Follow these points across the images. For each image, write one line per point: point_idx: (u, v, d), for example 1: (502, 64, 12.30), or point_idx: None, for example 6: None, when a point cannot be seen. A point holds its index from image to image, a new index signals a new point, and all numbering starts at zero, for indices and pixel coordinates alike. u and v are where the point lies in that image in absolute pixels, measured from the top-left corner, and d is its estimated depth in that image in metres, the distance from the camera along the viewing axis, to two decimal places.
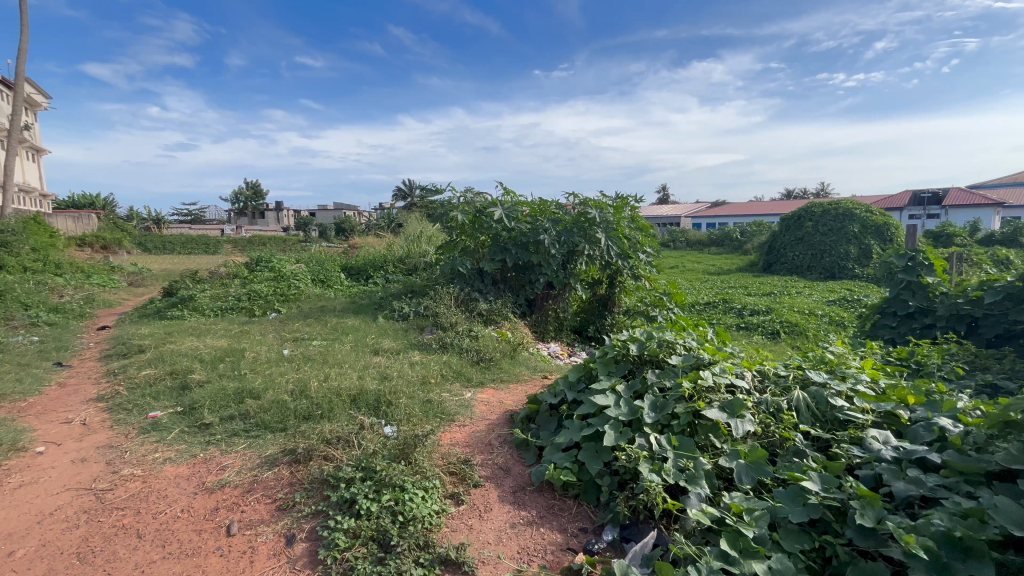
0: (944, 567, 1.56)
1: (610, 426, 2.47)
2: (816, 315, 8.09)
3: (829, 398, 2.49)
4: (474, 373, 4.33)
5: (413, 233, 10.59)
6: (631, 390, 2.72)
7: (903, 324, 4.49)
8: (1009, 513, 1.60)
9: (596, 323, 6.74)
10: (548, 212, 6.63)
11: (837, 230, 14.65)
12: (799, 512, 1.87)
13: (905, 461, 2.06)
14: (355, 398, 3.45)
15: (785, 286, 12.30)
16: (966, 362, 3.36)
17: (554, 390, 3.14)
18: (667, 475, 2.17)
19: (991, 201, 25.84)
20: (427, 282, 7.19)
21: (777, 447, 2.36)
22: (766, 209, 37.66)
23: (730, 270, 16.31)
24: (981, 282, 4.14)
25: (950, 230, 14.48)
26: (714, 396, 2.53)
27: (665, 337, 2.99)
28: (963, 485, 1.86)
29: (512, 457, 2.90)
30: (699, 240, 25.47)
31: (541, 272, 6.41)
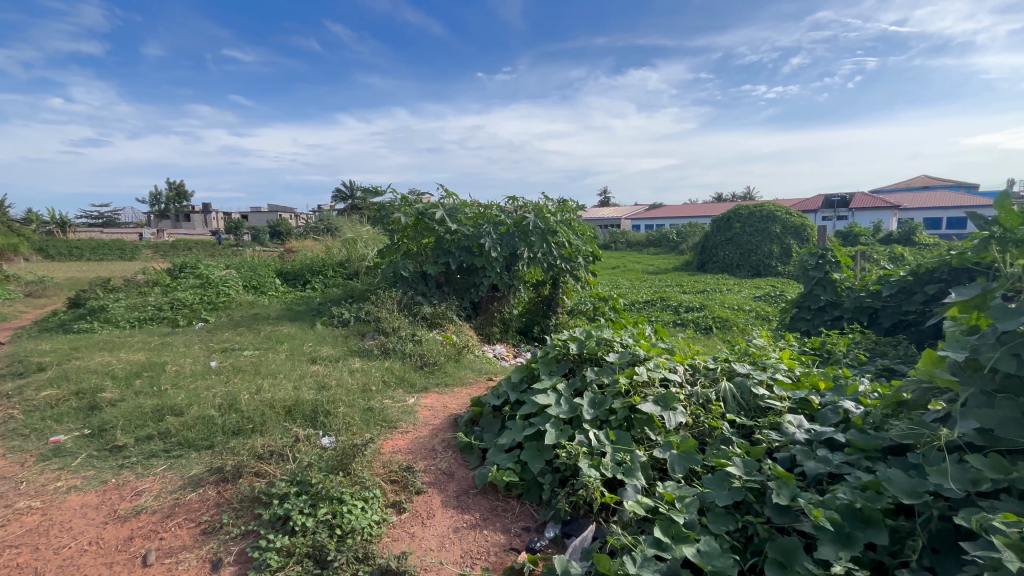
0: (848, 537, 1.71)
1: (551, 425, 2.52)
2: (744, 311, 8.66)
3: (751, 387, 2.68)
4: (418, 378, 4.27)
5: (353, 237, 10.27)
6: (571, 388, 2.80)
7: (817, 316, 4.91)
8: (900, 483, 1.77)
9: (540, 324, 6.86)
10: (492, 215, 6.66)
11: (761, 230, 15.79)
12: (725, 496, 1.99)
13: (816, 442, 2.25)
14: (290, 409, 3.29)
15: (716, 284, 13.06)
16: (868, 349, 3.74)
17: (497, 391, 3.16)
18: (605, 469, 2.25)
19: (890, 204, 28.79)
20: (369, 286, 6.99)
21: (706, 436, 2.50)
22: (698, 211, 39.91)
23: (667, 270, 17.13)
24: (880, 277, 4.65)
25: (857, 230, 15.97)
26: (649, 390, 2.65)
27: (603, 335, 3.10)
28: (863, 460, 2.05)
29: (455, 461, 2.88)
30: (639, 242, 26.50)
31: (485, 275, 6.43)
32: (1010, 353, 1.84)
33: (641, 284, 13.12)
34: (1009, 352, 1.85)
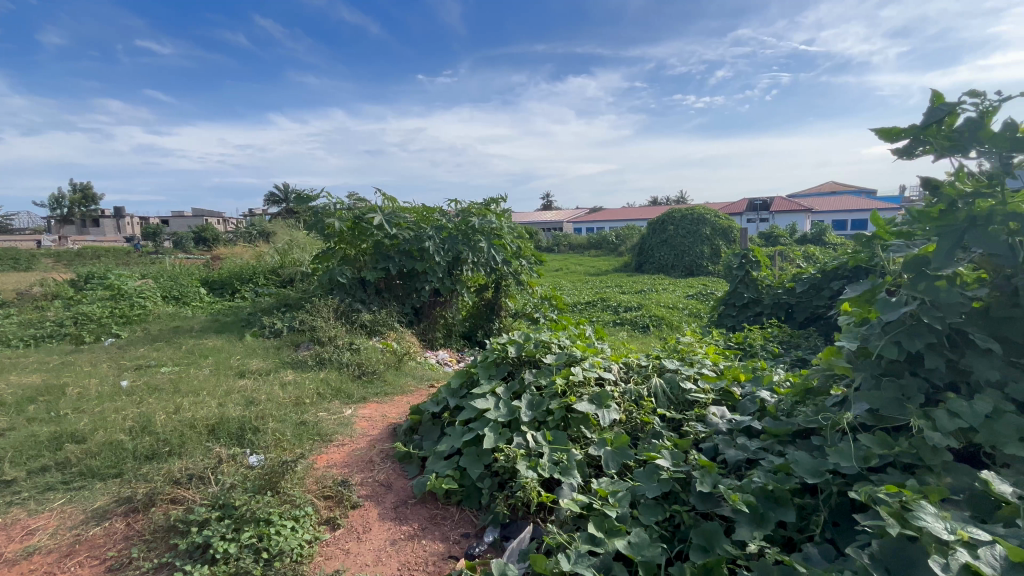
0: (762, 517, 1.84)
1: (489, 429, 2.53)
2: (678, 309, 9.13)
3: (679, 382, 2.82)
4: (356, 389, 4.13)
5: (287, 242, 9.79)
6: (510, 391, 2.82)
7: (741, 312, 5.27)
8: (805, 464, 1.93)
9: (484, 328, 6.87)
10: (432, 219, 6.58)
11: (693, 232, 16.72)
12: (654, 488, 2.08)
13: (736, 431, 2.41)
14: (213, 428, 3.08)
15: (653, 284, 13.64)
16: (784, 342, 4.06)
17: (437, 398, 3.12)
18: (542, 470, 2.28)
19: (804, 207, 31.44)
20: (303, 294, 6.68)
21: (638, 431, 2.61)
22: (635, 215, 41.61)
23: (607, 271, 17.70)
24: (793, 275, 5.06)
25: (776, 231, 17.28)
26: (584, 389, 2.73)
27: (540, 337, 3.15)
28: (776, 445, 2.22)
29: (394, 472, 2.81)
30: (580, 244, 27.18)
31: (426, 280, 6.34)
32: (892, 341, 2.06)
33: (583, 285, 13.47)
34: (891, 340, 2.07)
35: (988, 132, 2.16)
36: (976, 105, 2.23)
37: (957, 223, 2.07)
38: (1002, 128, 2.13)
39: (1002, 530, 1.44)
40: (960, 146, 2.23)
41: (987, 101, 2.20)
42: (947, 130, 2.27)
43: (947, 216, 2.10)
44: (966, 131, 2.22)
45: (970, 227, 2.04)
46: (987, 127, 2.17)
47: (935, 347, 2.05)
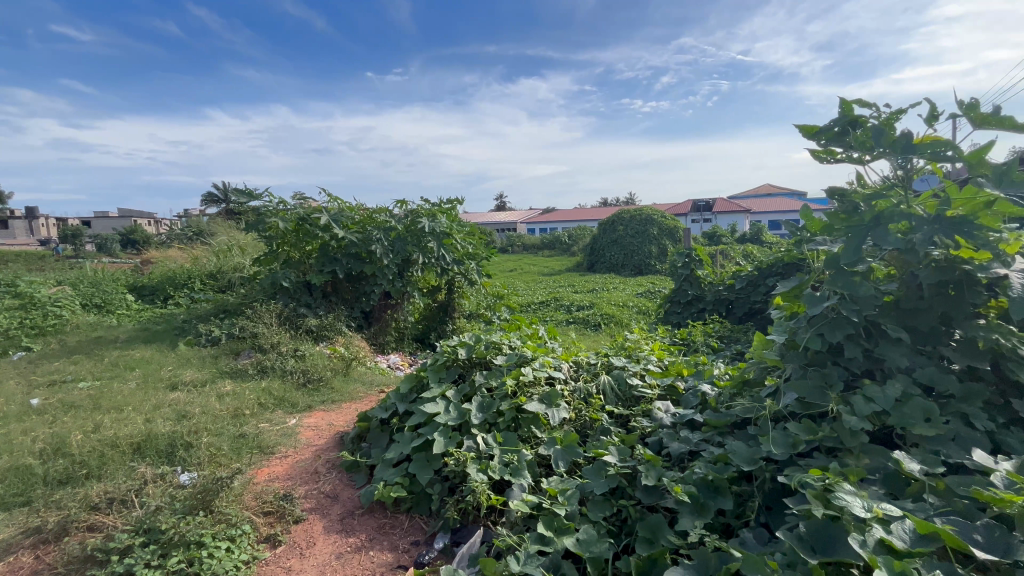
0: (702, 507, 1.91)
1: (439, 434, 2.49)
2: (628, 307, 9.40)
3: (626, 379, 2.90)
4: (300, 397, 3.97)
5: (225, 245, 9.26)
6: (460, 393, 2.79)
7: (686, 309, 5.49)
8: (741, 453, 2.02)
9: (437, 330, 6.79)
10: (381, 220, 6.42)
11: (641, 233, 17.28)
12: (602, 484, 2.12)
13: (679, 424, 2.50)
14: (139, 446, 2.85)
15: (604, 283, 13.97)
16: (725, 337, 4.26)
17: (384, 404, 3.05)
18: (492, 472, 2.27)
19: (743, 209, 33.24)
20: (243, 299, 6.34)
21: (588, 429, 2.65)
22: (586, 216, 42.52)
23: (560, 271, 17.96)
24: (733, 273, 5.33)
25: (718, 231, 18.15)
26: (535, 389, 2.74)
27: (491, 338, 3.13)
28: (716, 436, 2.32)
29: (341, 483, 2.72)
30: (534, 244, 27.43)
31: (376, 282, 6.18)
32: (816, 333, 2.21)
33: (537, 285, 13.58)
34: (816, 332, 2.21)
35: (888, 138, 2.35)
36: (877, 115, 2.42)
37: (864, 223, 2.24)
38: (900, 136, 2.34)
39: (911, 505, 1.56)
40: (865, 149, 2.41)
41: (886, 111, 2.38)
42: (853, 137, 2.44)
43: (855, 216, 2.28)
44: (870, 138, 2.40)
45: (873, 226, 2.21)
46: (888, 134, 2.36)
47: (853, 338, 2.21)
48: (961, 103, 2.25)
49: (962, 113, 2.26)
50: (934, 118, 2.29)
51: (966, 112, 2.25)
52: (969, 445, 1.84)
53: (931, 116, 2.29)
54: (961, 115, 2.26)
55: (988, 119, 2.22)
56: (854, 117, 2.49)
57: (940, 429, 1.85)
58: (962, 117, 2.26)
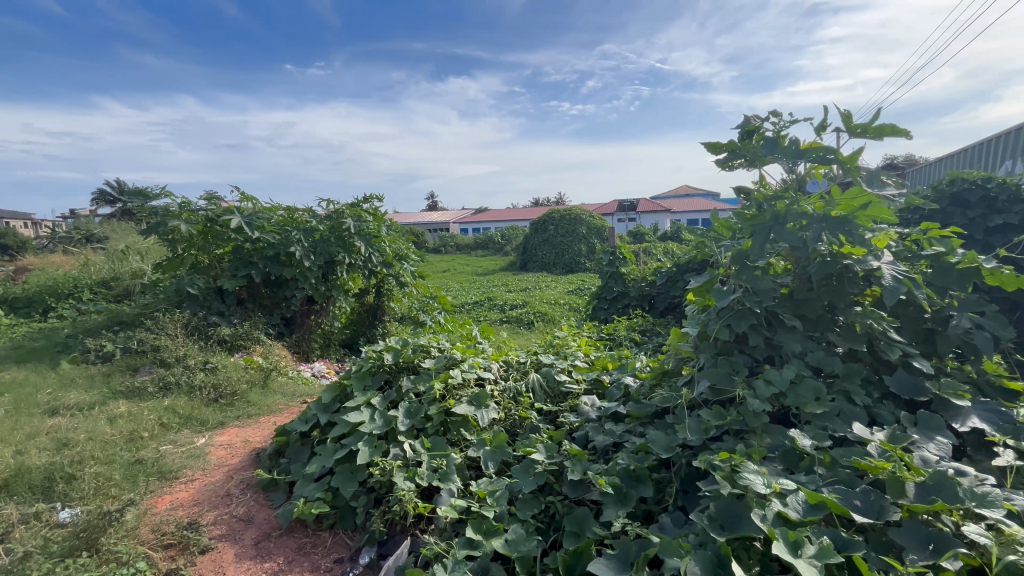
0: (625, 496, 1.98)
1: (363, 444, 2.39)
2: (560, 304, 9.61)
3: (555, 376, 2.95)
4: (211, 413, 3.65)
5: (121, 249, 8.31)
6: (386, 400, 2.70)
7: (612, 305, 5.72)
8: (660, 441, 2.12)
9: (366, 334, 6.56)
10: (301, 221, 6.06)
11: (571, 232, 17.77)
12: (530, 482, 2.14)
13: (604, 417, 2.58)
14: (8, 483, 2.48)
15: (537, 281, 14.18)
16: (647, 330, 4.49)
17: (305, 415, 2.87)
18: (420, 479, 2.21)
19: (664, 209, 35.23)
20: (142, 309, 5.71)
21: (518, 427, 2.67)
22: (518, 216, 43.03)
23: (494, 270, 18.02)
24: (654, 269, 5.63)
25: (642, 230, 19.08)
26: (463, 391, 2.71)
27: (419, 342, 3.05)
28: (638, 426, 2.42)
29: (256, 503, 2.52)
30: (467, 244, 27.30)
31: (297, 287, 5.84)
32: (725, 324, 2.38)
33: (470, 285, 13.50)
34: (724, 324, 2.38)
35: (783, 145, 2.59)
36: (773, 123, 2.65)
37: (766, 221, 2.44)
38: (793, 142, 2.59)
39: (804, 478, 1.71)
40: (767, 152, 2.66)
41: (782, 120, 2.61)
42: (758, 141, 2.68)
43: (759, 215, 2.47)
44: (769, 144, 2.64)
45: (774, 224, 2.42)
46: (782, 140, 2.60)
47: (756, 328, 2.39)
48: (842, 116, 2.52)
49: (843, 123, 2.54)
50: (821, 128, 2.55)
51: (847, 122, 2.52)
52: (851, 419, 2.06)
53: (819, 125, 2.55)
54: (842, 124, 2.53)
55: (866, 130, 2.51)
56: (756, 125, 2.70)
57: (827, 407, 2.05)
58: (846, 127, 2.53)
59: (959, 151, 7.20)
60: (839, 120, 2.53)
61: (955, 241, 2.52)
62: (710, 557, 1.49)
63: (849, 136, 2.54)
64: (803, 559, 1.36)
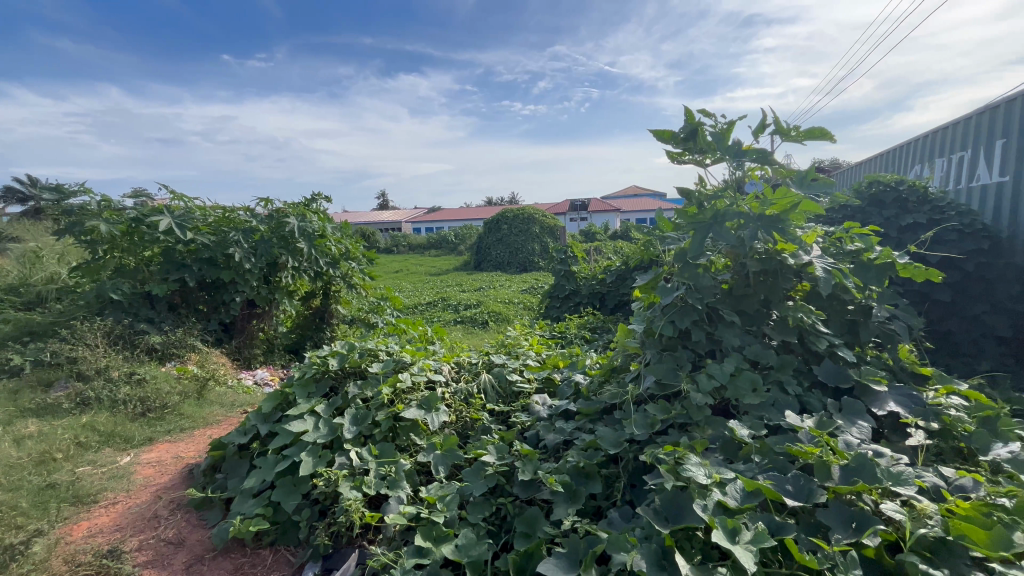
0: (574, 494, 2.00)
1: (307, 454, 2.28)
2: (513, 303, 9.63)
3: (507, 376, 2.94)
4: (137, 429, 3.37)
5: (31, 252, 7.54)
6: (331, 408, 2.59)
7: (564, 303, 5.79)
8: (608, 437, 2.15)
9: (313, 338, 6.30)
10: (239, 220, 5.74)
11: (524, 231, 17.87)
12: (480, 485, 2.11)
13: (555, 415, 2.60)
14: None
15: (491, 281, 14.15)
16: (598, 327, 4.57)
17: (243, 427, 2.71)
18: (367, 488, 2.14)
19: (614, 209, 36.15)
20: (56, 317, 5.20)
21: (469, 429, 2.64)
22: (471, 215, 42.82)
23: (448, 270, 17.84)
24: (604, 268, 5.75)
25: (594, 229, 19.48)
26: (413, 395, 2.64)
27: (367, 345, 2.95)
28: (588, 423, 2.45)
29: (187, 524, 2.35)
30: (419, 244, 26.88)
31: (236, 290, 5.53)
32: (669, 321, 2.46)
33: (423, 286, 13.28)
34: (668, 320, 2.46)
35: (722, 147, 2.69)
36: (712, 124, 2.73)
37: (706, 220, 2.53)
38: (732, 143, 2.69)
39: (742, 466, 1.79)
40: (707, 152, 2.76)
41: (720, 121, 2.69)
42: (698, 142, 2.76)
43: (699, 214, 2.55)
44: (710, 144, 2.73)
45: (712, 224, 2.51)
46: (723, 141, 2.69)
47: (698, 324, 2.48)
48: (775, 119, 2.65)
49: (775, 126, 2.67)
50: (755, 130, 2.68)
51: (779, 125, 2.65)
52: (784, 408, 2.18)
53: (755, 128, 2.66)
54: (775, 128, 2.66)
55: (794, 134, 2.65)
56: (696, 125, 2.76)
57: (763, 397, 2.16)
58: (777, 130, 2.66)
59: (876, 155, 7.82)
60: (772, 124, 2.66)
61: (873, 238, 2.73)
62: (654, 549, 1.52)
63: (779, 139, 2.67)
64: (740, 545, 1.42)
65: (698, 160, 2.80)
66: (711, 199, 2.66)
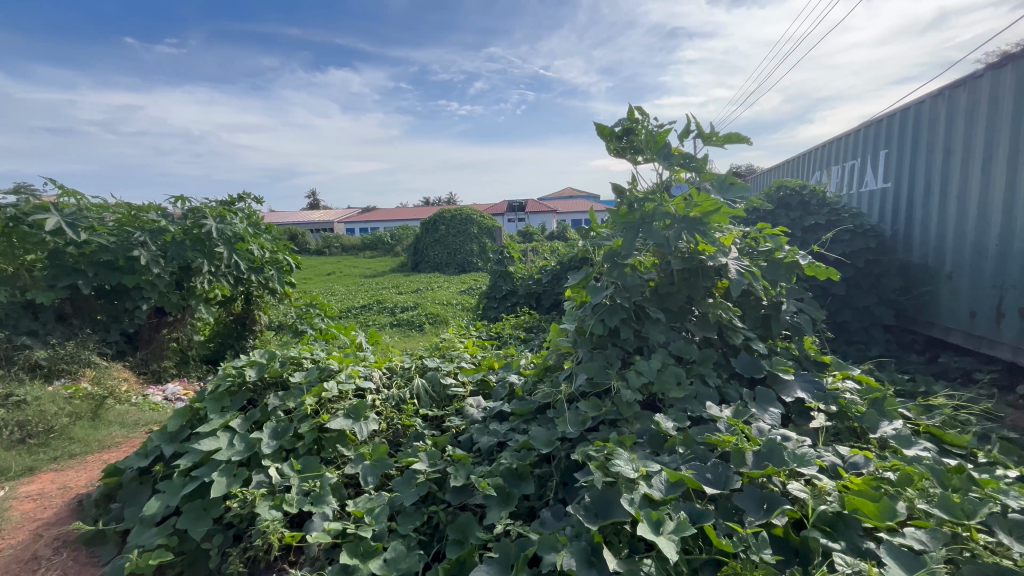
0: (507, 496, 1.98)
1: (218, 474, 2.09)
2: (452, 305, 9.52)
3: (440, 379, 2.86)
4: (14, 459, 2.96)
5: None
6: (248, 422, 2.39)
7: (501, 304, 5.80)
8: (541, 437, 2.16)
9: (234, 347, 5.86)
10: (146, 219, 5.18)
11: (462, 231, 17.75)
12: (411, 494, 2.04)
13: (489, 417, 2.57)
14: None
15: (429, 282, 13.91)
16: (534, 326, 4.61)
17: (145, 448, 2.45)
18: (288, 506, 1.99)
19: (550, 210, 36.88)
20: None
21: (401, 436, 2.56)
22: (407, 215, 41.87)
23: (383, 272, 17.34)
24: (540, 268, 5.82)
25: (531, 229, 19.76)
26: (340, 404, 2.50)
27: (289, 353, 2.76)
28: (521, 423, 2.44)
29: (75, 563, 2.09)
30: (353, 245, 25.92)
31: (142, 296, 4.99)
32: (599, 319, 2.52)
33: (357, 289, 12.79)
34: (599, 318, 2.52)
35: (657, 148, 2.80)
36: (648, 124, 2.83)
37: (636, 220, 2.63)
38: (662, 145, 2.80)
39: (666, 458, 1.86)
40: (640, 152, 2.86)
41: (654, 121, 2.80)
42: (631, 142, 2.87)
43: (629, 214, 2.66)
44: (644, 143, 2.82)
45: (642, 224, 2.61)
46: (653, 142, 2.80)
47: (627, 322, 2.55)
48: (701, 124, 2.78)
49: (700, 131, 2.81)
50: (683, 134, 2.80)
51: (704, 130, 2.79)
52: (705, 400, 2.29)
53: (683, 131, 2.79)
54: (699, 132, 2.80)
55: (717, 140, 2.80)
56: (632, 122, 2.86)
57: (687, 391, 2.26)
58: (701, 135, 2.81)
59: (785, 162, 8.54)
60: (699, 128, 2.79)
61: (783, 238, 2.93)
62: (583, 547, 1.53)
63: (704, 144, 2.82)
64: (664, 536, 1.46)
65: (630, 161, 2.90)
66: (642, 200, 2.74)
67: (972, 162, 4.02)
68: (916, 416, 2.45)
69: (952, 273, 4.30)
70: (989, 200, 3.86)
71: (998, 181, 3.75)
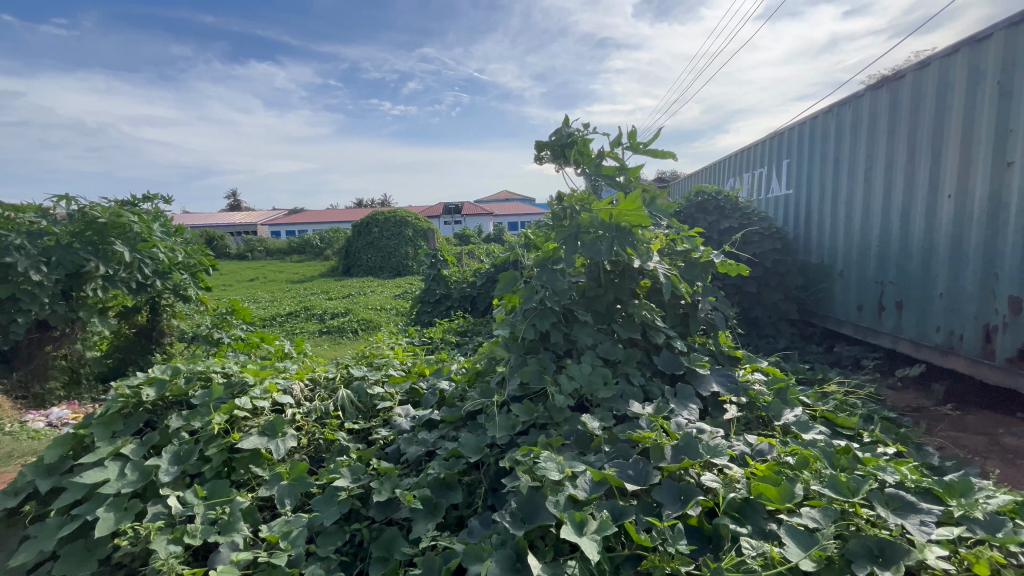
0: (434, 507, 1.92)
1: (106, 509, 1.87)
2: (386, 310, 9.22)
3: (368, 389, 2.73)
4: None
5: None
6: (144, 447, 2.15)
7: (435, 308, 5.69)
8: (469, 444, 2.12)
9: (137, 363, 5.20)
10: (24, 222, 4.57)
11: (396, 234, 17.29)
12: (333, 512, 1.93)
13: (418, 426, 2.49)
14: None
15: (363, 287, 13.40)
16: (468, 330, 4.57)
17: (13, 485, 2.14)
18: (191, 537, 1.81)
19: (487, 212, 36.92)
20: None
21: (323, 451, 2.42)
22: (338, 216, 40.15)
23: (312, 277, 16.50)
24: (475, 270, 5.78)
25: (468, 232, 19.65)
26: (254, 421, 2.31)
27: (196, 368, 2.52)
28: (450, 431, 2.39)
29: None
30: (279, 249, 24.47)
31: (17, 309, 4.42)
32: (530, 324, 2.53)
33: (284, 295, 12.08)
34: (530, 323, 2.53)
35: (588, 156, 2.90)
36: (580, 131, 2.92)
37: (571, 232, 2.67)
38: (590, 152, 2.90)
39: (591, 458, 1.89)
40: (569, 159, 2.94)
41: (585, 130, 2.91)
42: (563, 147, 2.94)
43: (566, 225, 2.69)
44: (575, 150, 2.90)
45: (576, 236, 2.65)
46: (584, 148, 2.88)
47: (556, 325, 2.58)
48: (632, 134, 2.89)
49: (630, 140, 2.91)
50: (613, 142, 2.90)
51: (633, 140, 2.91)
52: (629, 398, 2.37)
53: (614, 140, 2.89)
54: (629, 141, 2.91)
55: (646, 151, 2.93)
56: (563, 130, 2.95)
57: (612, 390, 2.32)
58: (631, 144, 2.92)
59: (704, 168, 9.09)
60: (630, 138, 2.90)
61: (699, 240, 3.11)
62: (508, 554, 1.52)
63: (633, 153, 2.93)
64: (586, 536, 1.48)
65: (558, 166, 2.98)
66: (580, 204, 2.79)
67: (858, 168, 4.50)
68: (814, 403, 2.69)
69: (843, 270, 4.79)
70: (871, 202, 4.34)
71: (878, 184, 4.23)
